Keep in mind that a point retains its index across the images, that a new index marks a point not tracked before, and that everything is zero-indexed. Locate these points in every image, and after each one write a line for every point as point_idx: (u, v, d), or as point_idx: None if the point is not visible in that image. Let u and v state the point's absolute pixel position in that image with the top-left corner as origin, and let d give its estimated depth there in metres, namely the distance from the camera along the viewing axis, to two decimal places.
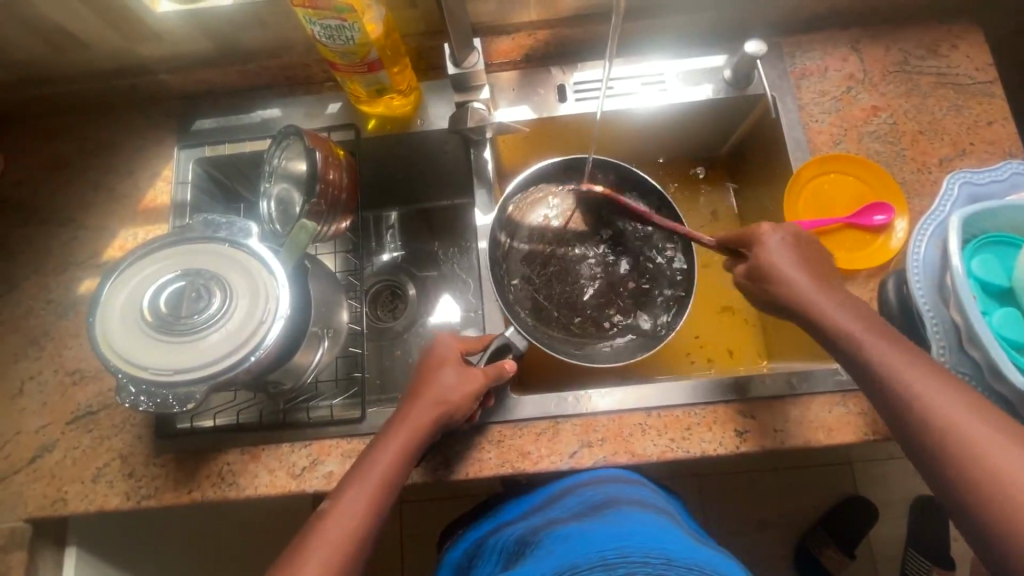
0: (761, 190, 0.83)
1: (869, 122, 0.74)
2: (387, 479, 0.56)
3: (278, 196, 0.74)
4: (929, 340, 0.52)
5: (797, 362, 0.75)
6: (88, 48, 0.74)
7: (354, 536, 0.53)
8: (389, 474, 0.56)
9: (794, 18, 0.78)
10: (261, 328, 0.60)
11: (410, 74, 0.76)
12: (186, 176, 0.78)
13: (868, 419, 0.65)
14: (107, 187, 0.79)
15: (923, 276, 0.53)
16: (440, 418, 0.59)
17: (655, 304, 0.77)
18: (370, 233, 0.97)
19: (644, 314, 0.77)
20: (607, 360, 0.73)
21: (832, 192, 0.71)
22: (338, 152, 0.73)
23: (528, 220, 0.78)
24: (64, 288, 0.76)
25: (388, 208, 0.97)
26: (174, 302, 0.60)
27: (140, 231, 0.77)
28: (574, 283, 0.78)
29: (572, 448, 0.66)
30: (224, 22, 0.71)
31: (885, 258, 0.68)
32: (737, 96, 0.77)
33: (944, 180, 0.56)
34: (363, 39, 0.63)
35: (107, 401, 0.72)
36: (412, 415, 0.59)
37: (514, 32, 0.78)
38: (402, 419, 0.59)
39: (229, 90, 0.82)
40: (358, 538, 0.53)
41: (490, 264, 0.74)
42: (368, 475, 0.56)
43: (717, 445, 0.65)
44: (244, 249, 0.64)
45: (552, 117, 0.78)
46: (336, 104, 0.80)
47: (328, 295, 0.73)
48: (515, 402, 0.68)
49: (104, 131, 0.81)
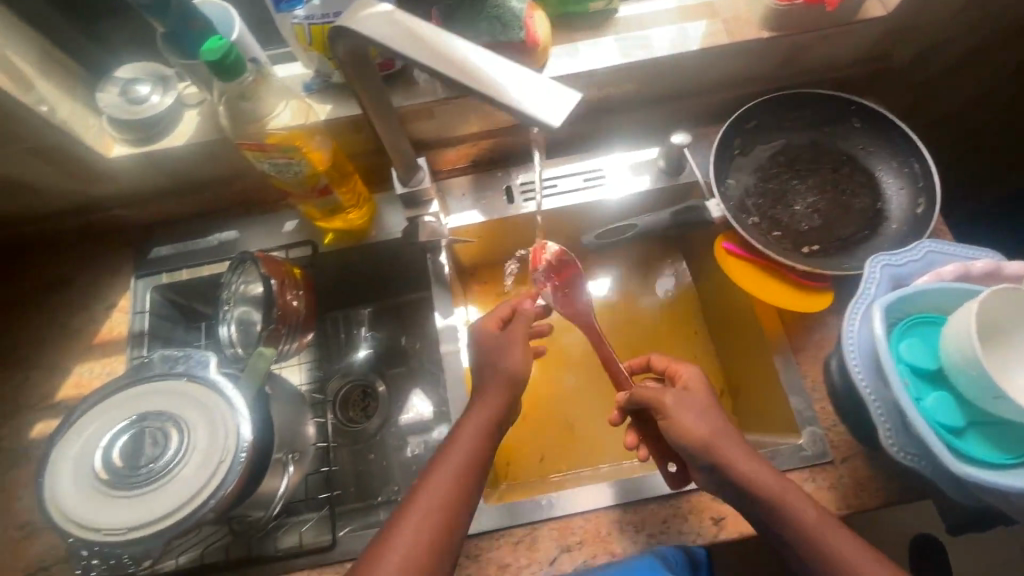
0: (705, 266, 0.87)
1: (799, 199, 0.79)
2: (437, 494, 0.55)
3: (238, 319, 0.75)
4: (875, 424, 0.54)
5: (768, 435, 0.74)
6: (41, 194, 0.75)
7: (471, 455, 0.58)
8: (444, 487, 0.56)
9: (715, 110, 0.85)
10: (221, 469, 0.58)
11: (361, 189, 0.79)
12: (144, 305, 0.78)
13: (836, 492, 0.65)
14: (62, 322, 0.78)
15: (860, 358, 0.55)
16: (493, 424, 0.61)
17: (888, 230, 0.74)
18: (340, 335, 0.93)
19: (870, 233, 0.75)
20: (852, 271, 0.72)
21: (750, 268, 0.73)
22: (294, 271, 0.74)
23: (751, 141, 0.81)
24: (17, 433, 0.73)
25: (363, 305, 0.95)
26: (127, 452, 0.58)
27: (96, 366, 0.76)
28: (791, 207, 0.79)
29: (551, 555, 0.65)
30: (176, 161, 0.73)
31: (823, 307, 0.70)
32: (672, 183, 0.81)
33: (865, 265, 0.59)
34: (311, 172, 0.66)
35: (60, 554, 0.67)
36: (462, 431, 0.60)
37: (459, 144, 0.82)
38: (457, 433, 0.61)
39: (187, 217, 0.84)
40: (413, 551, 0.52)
41: (717, 153, 0.79)
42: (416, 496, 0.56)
43: (696, 536, 0.65)
44: (203, 382, 0.63)
45: (502, 218, 0.81)
46: (293, 222, 0.82)
47: (289, 415, 0.73)
48: (492, 511, 0.67)
49: (61, 267, 0.82)
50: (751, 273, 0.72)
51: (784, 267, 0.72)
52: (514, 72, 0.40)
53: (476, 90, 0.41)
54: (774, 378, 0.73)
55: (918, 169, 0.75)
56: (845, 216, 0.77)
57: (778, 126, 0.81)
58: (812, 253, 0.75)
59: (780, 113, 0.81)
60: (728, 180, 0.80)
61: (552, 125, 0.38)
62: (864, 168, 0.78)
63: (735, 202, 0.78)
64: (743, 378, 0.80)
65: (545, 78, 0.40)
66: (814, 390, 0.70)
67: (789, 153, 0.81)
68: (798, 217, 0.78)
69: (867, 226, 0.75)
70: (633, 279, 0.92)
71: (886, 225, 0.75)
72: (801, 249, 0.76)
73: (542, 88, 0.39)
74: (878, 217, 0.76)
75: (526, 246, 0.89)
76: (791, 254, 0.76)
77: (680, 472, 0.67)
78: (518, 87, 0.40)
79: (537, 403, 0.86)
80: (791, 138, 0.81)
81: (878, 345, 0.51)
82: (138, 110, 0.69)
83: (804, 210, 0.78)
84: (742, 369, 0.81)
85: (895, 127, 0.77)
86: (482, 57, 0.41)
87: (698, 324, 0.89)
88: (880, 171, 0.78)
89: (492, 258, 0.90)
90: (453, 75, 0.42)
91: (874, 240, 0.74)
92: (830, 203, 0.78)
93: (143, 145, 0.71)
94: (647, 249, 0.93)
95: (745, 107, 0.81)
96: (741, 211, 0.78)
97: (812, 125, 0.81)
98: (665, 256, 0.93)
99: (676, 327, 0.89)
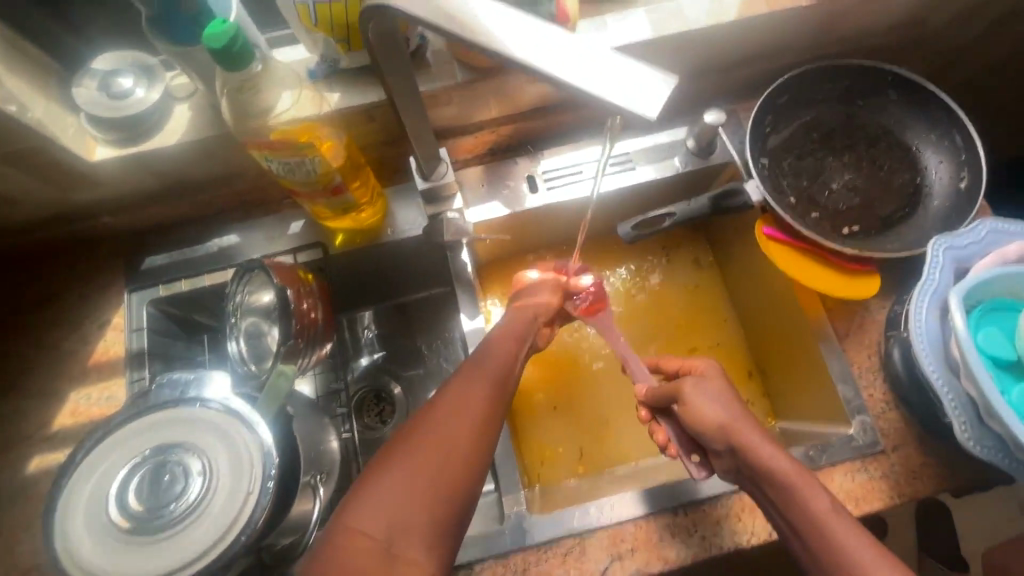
0: (733, 250, 0.83)
1: (836, 177, 0.76)
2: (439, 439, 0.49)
3: (246, 332, 0.68)
4: (949, 417, 0.52)
5: (808, 424, 0.73)
6: (18, 204, 0.67)
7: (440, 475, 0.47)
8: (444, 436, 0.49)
9: (743, 86, 0.81)
10: (249, 503, 0.53)
11: (373, 183, 0.73)
12: (142, 321, 0.71)
13: (891, 481, 0.63)
14: (52, 345, 0.72)
15: (931, 351, 0.53)
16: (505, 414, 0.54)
17: (928, 208, 0.72)
18: (345, 338, 0.89)
19: (909, 211, 0.72)
20: (897, 251, 0.69)
21: (795, 255, 0.69)
22: (307, 277, 0.68)
23: (784, 117, 0.77)
24: (13, 469, 0.67)
25: (363, 306, 0.91)
26: (144, 490, 0.53)
27: (93, 391, 0.70)
28: (828, 186, 0.75)
29: (602, 565, 0.62)
30: (168, 161, 0.66)
31: (871, 292, 0.67)
32: (704, 165, 0.77)
33: (928, 248, 0.56)
34: (325, 169, 0.60)
35: None
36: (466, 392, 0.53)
37: (477, 131, 0.77)
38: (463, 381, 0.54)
39: (180, 222, 0.77)
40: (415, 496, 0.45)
41: (753, 129, 0.74)
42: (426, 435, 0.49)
43: (751, 535, 0.63)
44: (217, 407, 0.57)
45: (525, 210, 0.76)
46: (299, 223, 0.76)
47: (312, 432, 0.68)
48: (539, 521, 0.64)
49: (44, 283, 0.74)
50: (796, 260, 0.69)
51: (829, 252, 0.68)
52: (599, 58, 0.36)
53: (556, 78, 0.36)
54: (818, 366, 0.70)
55: (959, 141, 0.72)
56: (884, 194, 0.74)
57: (813, 100, 0.77)
58: (852, 234, 0.72)
59: (812, 87, 0.76)
60: (761, 159, 0.76)
61: (647, 117, 0.35)
62: (902, 142, 0.75)
63: (770, 182, 0.75)
64: (777, 365, 0.78)
65: (635, 65, 0.36)
66: (860, 376, 0.68)
67: (823, 129, 0.77)
68: (835, 197, 0.75)
69: (907, 205, 0.73)
70: (659, 264, 0.87)
71: (926, 202, 0.72)
72: (840, 230, 0.73)
73: (624, 73, 0.35)
74: (917, 195, 0.73)
75: (547, 237, 0.84)
76: (831, 235, 0.72)
77: (706, 462, 0.63)
78: (606, 75, 0.35)
79: (566, 399, 0.82)
80: (826, 112, 0.77)
81: (958, 334, 0.49)
82: (122, 107, 0.62)
83: (841, 188, 0.75)
84: (776, 355, 0.78)
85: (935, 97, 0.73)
86: (559, 41, 0.37)
87: (727, 309, 0.86)
88: (918, 145, 0.74)
89: (511, 250, 0.85)
90: (523, 62, 0.36)
91: (915, 219, 0.72)
92: (867, 181, 0.75)
93: (128, 145, 0.64)
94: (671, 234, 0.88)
95: (779, 81, 0.76)
96: (777, 191, 0.74)
97: (847, 98, 0.77)
98: (691, 239, 0.89)
99: (710, 314, 0.85)
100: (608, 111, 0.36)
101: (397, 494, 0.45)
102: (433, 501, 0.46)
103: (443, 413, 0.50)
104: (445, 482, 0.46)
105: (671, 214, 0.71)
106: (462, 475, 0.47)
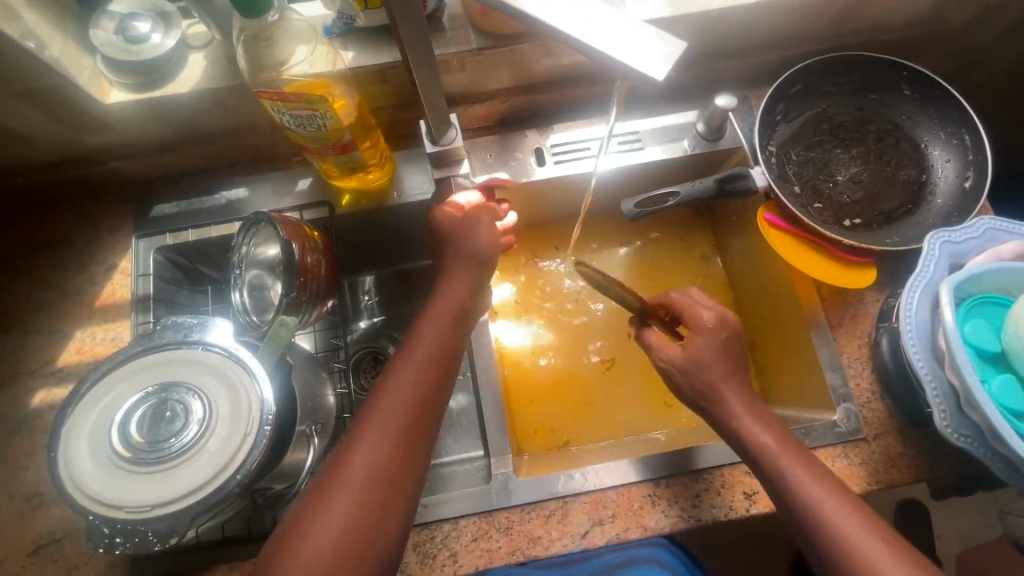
0: (734, 238, 0.84)
1: (841, 169, 0.76)
2: (407, 401, 0.53)
3: (250, 283, 0.70)
4: (930, 405, 0.53)
5: (794, 410, 0.74)
6: (30, 141, 0.69)
7: (384, 472, 0.50)
8: (407, 393, 0.54)
9: (756, 73, 0.81)
10: (245, 443, 0.54)
11: (382, 145, 0.74)
12: (147, 267, 0.72)
13: (870, 468, 0.65)
14: (59, 284, 0.73)
15: (919, 340, 0.54)
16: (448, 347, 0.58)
17: (932, 205, 0.72)
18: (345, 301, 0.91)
19: (913, 207, 0.73)
20: (898, 245, 0.69)
21: (794, 244, 0.69)
22: (312, 234, 0.69)
23: (796, 105, 0.77)
24: (17, 401, 0.69)
25: (366, 271, 0.92)
26: (146, 425, 0.55)
27: (98, 331, 0.71)
28: (833, 177, 0.76)
29: (583, 528, 0.64)
30: (182, 108, 0.67)
31: (867, 283, 0.68)
32: (711, 148, 0.77)
33: (925, 240, 0.57)
34: (335, 125, 0.60)
35: (73, 526, 0.65)
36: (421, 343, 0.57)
37: (488, 100, 0.78)
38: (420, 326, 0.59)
39: (189, 172, 0.78)
40: (388, 459, 0.51)
41: (763, 114, 0.74)
42: (394, 393, 0.54)
43: (729, 510, 0.64)
44: (218, 350, 0.59)
45: (531, 180, 0.77)
46: (307, 181, 0.77)
47: (309, 385, 0.69)
48: (523, 483, 0.66)
49: (53, 224, 0.75)
50: (795, 248, 0.69)
51: (829, 242, 0.69)
52: (611, 20, 0.36)
53: (572, 39, 0.36)
54: (809, 353, 0.72)
55: (968, 141, 0.72)
56: (889, 189, 0.74)
57: (826, 91, 0.77)
58: (854, 226, 0.73)
59: (826, 78, 0.76)
60: (769, 146, 0.76)
61: (654, 80, 0.35)
62: (911, 139, 0.75)
63: (777, 169, 0.75)
64: (769, 350, 0.80)
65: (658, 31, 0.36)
66: (849, 366, 0.69)
67: (833, 121, 0.78)
68: (840, 189, 0.75)
69: (911, 201, 0.73)
70: (659, 247, 0.89)
71: (931, 199, 0.72)
72: (842, 222, 0.73)
73: (635, 32, 0.36)
74: (922, 192, 0.73)
75: (550, 211, 0.85)
76: (833, 226, 0.73)
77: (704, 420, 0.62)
78: (624, 33, 0.36)
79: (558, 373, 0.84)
80: (836, 103, 0.77)
81: (945, 322, 0.51)
82: (138, 50, 0.63)
83: (847, 180, 0.76)
84: (771, 342, 0.79)
85: (949, 95, 0.73)
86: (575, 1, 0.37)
87: (724, 296, 0.87)
88: (927, 142, 0.75)
89: (515, 222, 0.86)
90: (540, 19, 0.37)
91: (918, 215, 0.72)
92: (871, 176, 0.75)
93: (143, 90, 0.65)
94: (673, 220, 0.90)
95: (793, 69, 0.76)
96: (782, 179, 0.75)
97: (859, 91, 0.77)
98: (692, 225, 0.90)
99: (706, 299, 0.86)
100: (616, 72, 0.37)
101: (370, 459, 0.50)
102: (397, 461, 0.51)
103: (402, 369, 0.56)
104: (385, 485, 0.50)
105: (676, 194, 0.72)
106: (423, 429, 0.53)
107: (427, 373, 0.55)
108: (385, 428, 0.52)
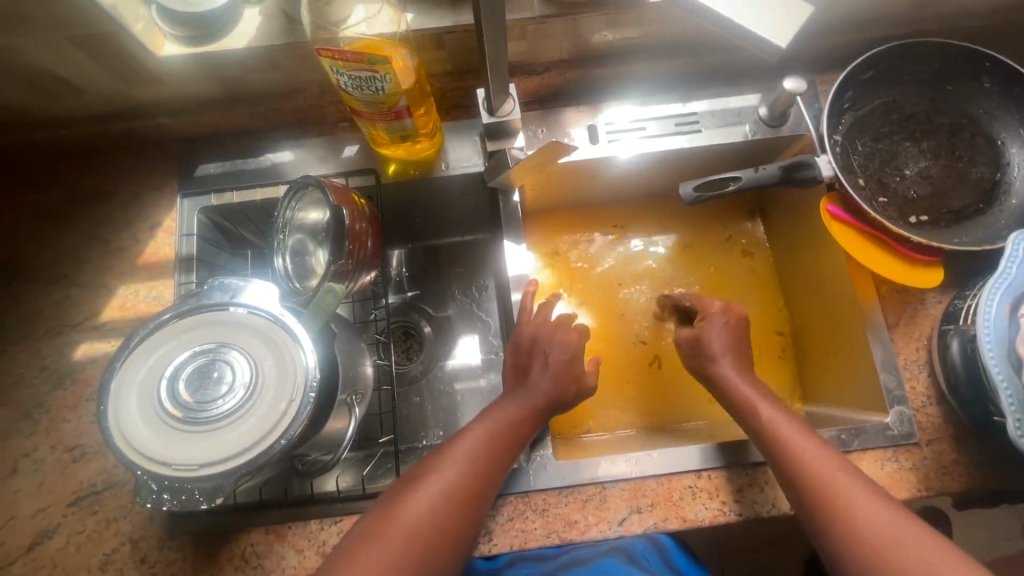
0: (787, 230, 0.81)
1: (909, 163, 0.73)
2: (515, 419, 0.60)
3: (294, 249, 0.68)
4: (1003, 413, 0.51)
5: (842, 410, 0.72)
6: (83, 91, 0.68)
7: (481, 471, 0.56)
8: (515, 413, 0.60)
9: (824, 57, 0.77)
10: (290, 408, 0.54)
11: (434, 114, 0.71)
12: (192, 227, 0.72)
13: (922, 474, 0.63)
14: (103, 239, 0.73)
15: (995, 343, 0.52)
16: (562, 374, 0.62)
17: (1005, 205, 0.69)
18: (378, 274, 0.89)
19: (985, 207, 0.69)
20: (967, 245, 0.66)
21: (857, 237, 0.66)
22: (360, 202, 0.67)
23: (867, 92, 0.73)
24: (59, 354, 0.69)
25: (399, 245, 0.90)
26: (194, 386, 0.55)
27: (141, 289, 0.71)
28: (900, 172, 0.72)
29: (620, 515, 0.63)
30: (234, 65, 0.66)
31: (933, 283, 0.65)
32: (772, 133, 0.74)
33: (1008, 240, 0.54)
34: (393, 90, 0.59)
35: (113, 479, 0.65)
36: (534, 365, 0.62)
37: (542, 72, 0.75)
38: (527, 349, 0.64)
39: (235, 133, 0.76)
40: (488, 461, 0.57)
41: (833, 101, 0.70)
42: (501, 413, 0.60)
43: (771, 507, 0.63)
44: (263, 315, 0.58)
45: (582, 158, 0.75)
46: (353, 147, 0.75)
47: (350, 354, 0.68)
48: (562, 467, 0.65)
49: (99, 178, 0.75)
50: (859, 242, 0.66)
51: (896, 238, 0.66)
52: None
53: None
54: (863, 353, 0.69)
55: None
56: (961, 186, 0.71)
57: (900, 78, 0.73)
58: (919, 224, 0.70)
59: (902, 65, 0.72)
60: (835, 135, 0.73)
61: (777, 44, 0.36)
62: (987, 134, 0.71)
63: (841, 160, 0.72)
64: (818, 349, 0.77)
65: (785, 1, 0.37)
66: (906, 368, 0.67)
67: (905, 111, 0.74)
68: (908, 183, 0.72)
69: (983, 200, 0.70)
70: (705, 235, 0.86)
71: (1004, 199, 0.69)
72: (908, 219, 0.70)
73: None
74: (995, 190, 0.70)
75: (597, 191, 0.83)
76: (896, 222, 0.70)
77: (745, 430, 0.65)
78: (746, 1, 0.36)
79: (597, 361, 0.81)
80: (910, 91, 0.73)
81: None
82: None
83: (914, 175, 0.72)
84: (820, 339, 0.76)
85: None
86: None
87: (770, 290, 0.84)
88: (1005, 139, 0.71)
89: (561, 199, 0.83)
90: None
91: (989, 215, 0.69)
92: (941, 171, 0.72)
93: (197, 43, 0.63)
94: (721, 208, 0.87)
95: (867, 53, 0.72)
96: (847, 171, 0.72)
97: (935, 80, 0.73)
98: (739, 216, 0.87)
99: (750, 292, 0.84)
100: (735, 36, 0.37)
101: (473, 458, 0.56)
102: (490, 465, 0.57)
103: (515, 392, 0.62)
104: (482, 485, 0.55)
105: (737, 179, 0.69)
106: (516, 441, 0.59)
107: (539, 398, 0.61)
108: (484, 445, 0.57)
